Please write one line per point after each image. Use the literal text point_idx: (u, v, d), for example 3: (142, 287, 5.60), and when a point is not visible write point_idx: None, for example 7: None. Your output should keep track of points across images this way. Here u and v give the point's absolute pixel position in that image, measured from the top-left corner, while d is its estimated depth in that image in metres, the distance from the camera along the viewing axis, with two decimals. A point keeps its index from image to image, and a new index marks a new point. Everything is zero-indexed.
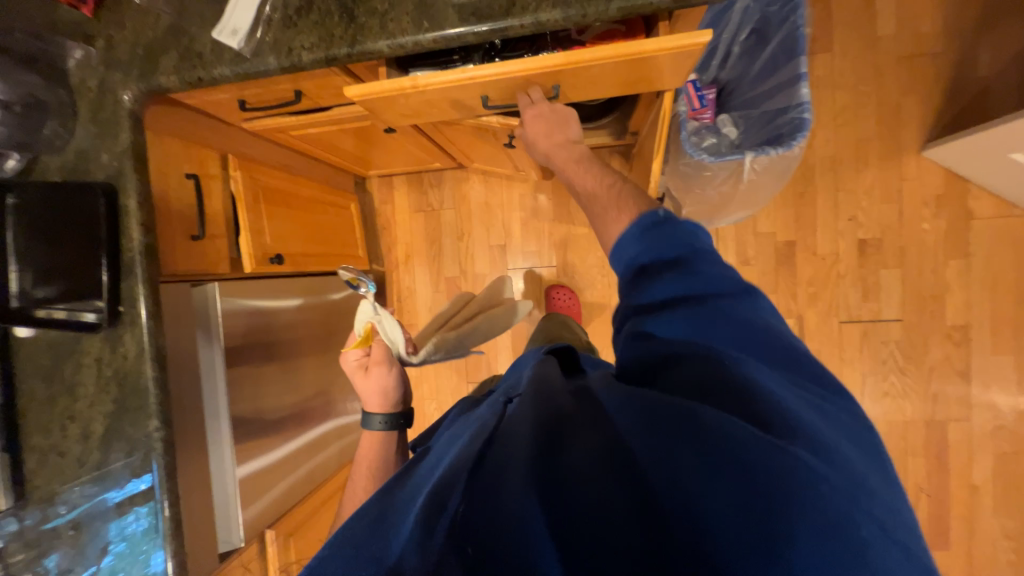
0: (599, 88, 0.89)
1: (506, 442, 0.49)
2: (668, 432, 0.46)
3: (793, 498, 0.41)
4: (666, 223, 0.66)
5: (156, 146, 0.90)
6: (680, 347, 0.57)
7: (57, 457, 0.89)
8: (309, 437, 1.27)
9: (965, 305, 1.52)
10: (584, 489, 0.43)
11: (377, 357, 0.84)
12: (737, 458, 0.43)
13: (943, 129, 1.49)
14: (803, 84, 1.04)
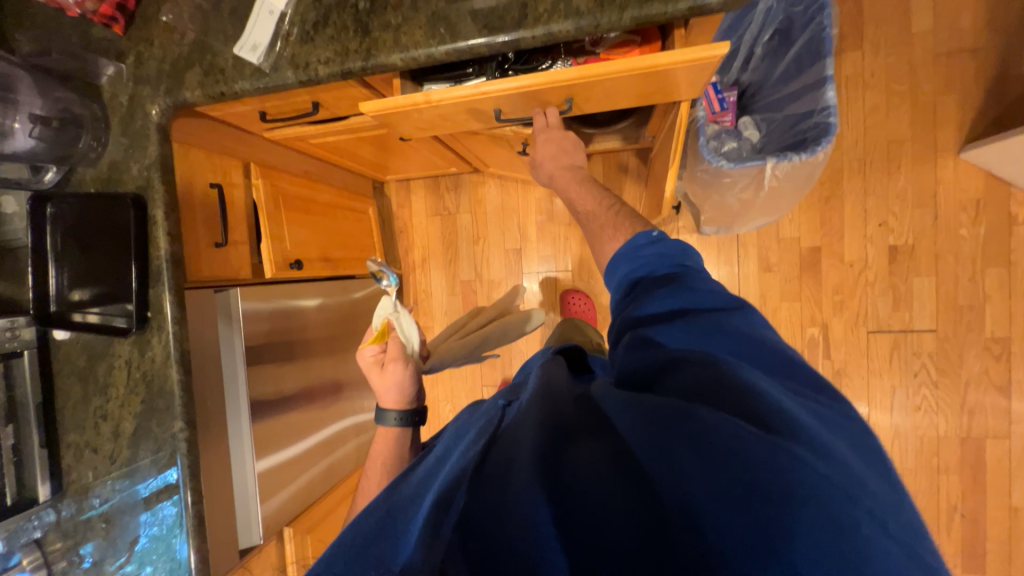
0: (613, 101, 0.88)
1: (509, 442, 0.51)
2: (665, 430, 0.46)
3: (791, 494, 0.39)
4: (664, 240, 0.72)
5: (182, 157, 0.93)
6: (681, 352, 0.57)
7: (91, 454, 0.94)
8: (327, 434, 1.30)
9: (1006, 316, 1.44)
10: (581, 487, 0.44)
11: (394, 353, 0.85)
12: (731, 454, 0.42)
13: (983, 130, 1.41)
14: (829, 87, 1.00)
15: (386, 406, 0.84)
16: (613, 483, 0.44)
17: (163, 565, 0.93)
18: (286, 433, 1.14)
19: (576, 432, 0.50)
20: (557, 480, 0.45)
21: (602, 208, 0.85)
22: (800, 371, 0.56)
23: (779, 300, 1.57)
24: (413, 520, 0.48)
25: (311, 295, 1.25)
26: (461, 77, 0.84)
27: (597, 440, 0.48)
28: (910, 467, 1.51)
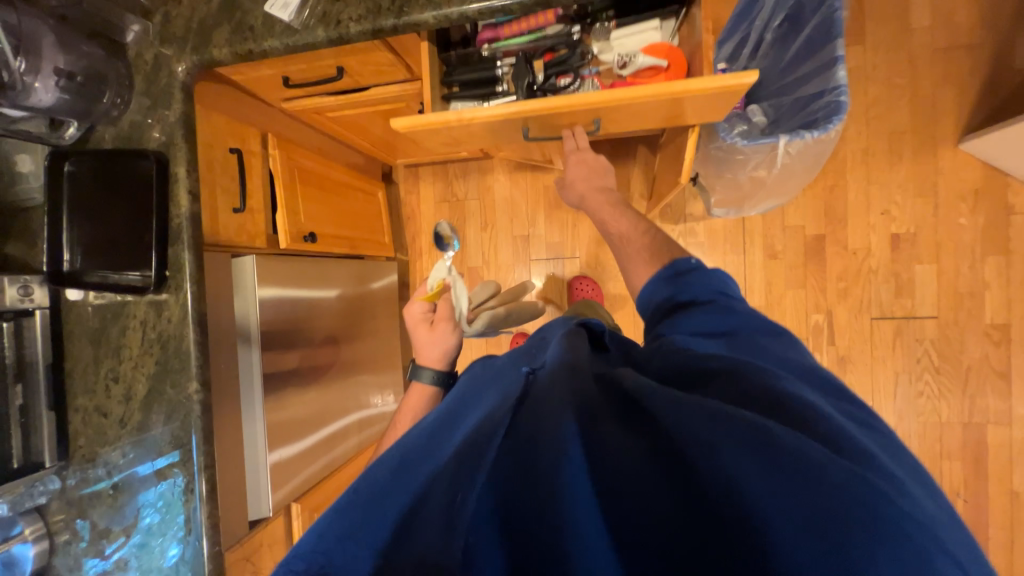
0: (635, 116, 0.94)
1: (535, 422, 0.47)
2: (724, 431, 0.42)
3: (870, 522, 0.36)
4: (694, 273, 0.73)
5: (204, 119, 0.93)
6: (724, 361, 0.56)
7: (99, 419, 0.92)
8: (333, 428, 1.28)
9: (1005, 303, 1.47)
10: (624, 485, 0.42)
11: (442, 314, 1.00)
12: (804, 471, 0.39)
13: (981, 122, 1.45)
14: (840, 67, 1.02)
15: (423, 365, 0.96)
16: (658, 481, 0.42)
17: (172, 532, 0.90)
18: (297, 410, 1.13)
19: (614, 420, 0.48)
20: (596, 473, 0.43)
21: (624, 225, 0.88)
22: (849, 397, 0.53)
23: (784, 287, 1.59)
24: (424, 499, 0.47)
25: (323, 277, 1.24)
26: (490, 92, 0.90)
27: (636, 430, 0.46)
28: (914, 453, 1.53)
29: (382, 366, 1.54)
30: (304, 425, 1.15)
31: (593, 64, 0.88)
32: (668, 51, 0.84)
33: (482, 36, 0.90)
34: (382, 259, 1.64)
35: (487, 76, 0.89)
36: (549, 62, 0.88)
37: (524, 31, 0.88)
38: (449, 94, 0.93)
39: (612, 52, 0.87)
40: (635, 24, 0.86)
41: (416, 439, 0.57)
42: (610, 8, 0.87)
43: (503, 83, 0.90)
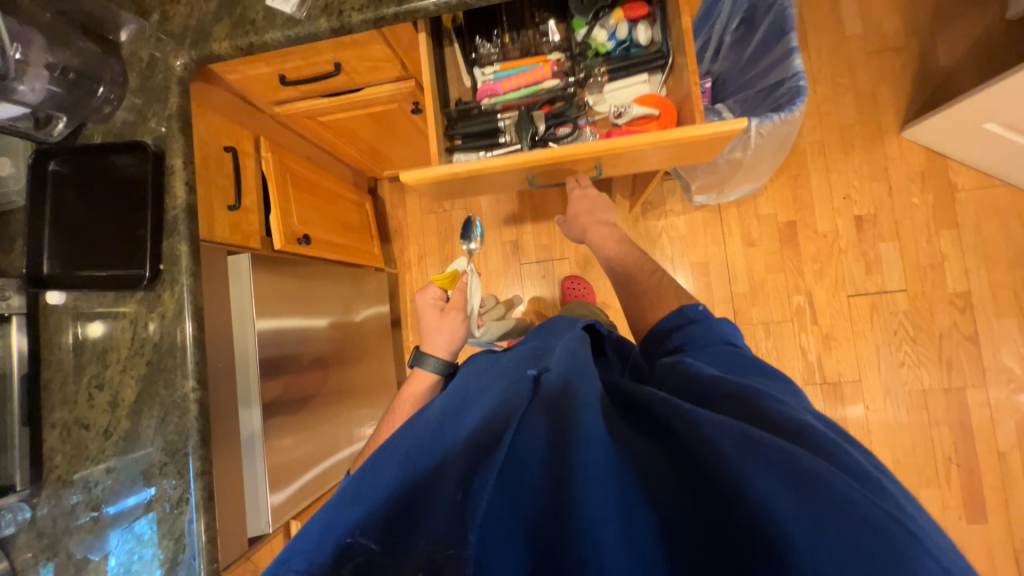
0: (630, 162, 1.01)
1: (555, 445, 0.59)
2: (748, 455, 0.49)
3: (885, 546, 0.42)
4: (695, 323, 0.81)
5: (199, 116, 0.93)
6: (735, 386, 0.63)
7: (79, 434, 0.84)
8: (322, 468, 1.21)
9: (963, 273, 1.59)
10: (640, 504, 0.53)
11: (454, 303, 1.00)
12: (824, 495, 0.45)
13: (917, 112, 1.62)
14: (796, 56, 1.13)
15: (427, 351, 0.97)
16: (677, 497, 0.53)
17: (162, 554, 0.81)
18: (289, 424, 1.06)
19: (629, 447, 0.58)
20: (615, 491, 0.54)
21: (631, 264, 1.02)
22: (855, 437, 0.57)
23: (765, 272, 1.67)
24: (436, 500, 0.59)
25: (314, 279, 1.22)
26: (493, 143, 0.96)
27: (651, 455, 0.57)
28: (905, 423, 1.58)
29: (374, 382, 1.50)
30: (297, 436, 1.09)
31: (588, 113, 0.96)
32: (659, 100, 0.92)
33: (481, 91, 0.97)
34: (373, 270, 1.63)
35: (489, 126, 0.96)
36: (547, 112, 0.95)
37: (521, 86, 0.96)
38: (451, 146, 0.97)
39: (606, 103, 0.96)
40: (625, 77, 0.95)
41: (427, 432, 0.70)
42: (601, 61, 0.95)
43: (504, 134, 0.96)
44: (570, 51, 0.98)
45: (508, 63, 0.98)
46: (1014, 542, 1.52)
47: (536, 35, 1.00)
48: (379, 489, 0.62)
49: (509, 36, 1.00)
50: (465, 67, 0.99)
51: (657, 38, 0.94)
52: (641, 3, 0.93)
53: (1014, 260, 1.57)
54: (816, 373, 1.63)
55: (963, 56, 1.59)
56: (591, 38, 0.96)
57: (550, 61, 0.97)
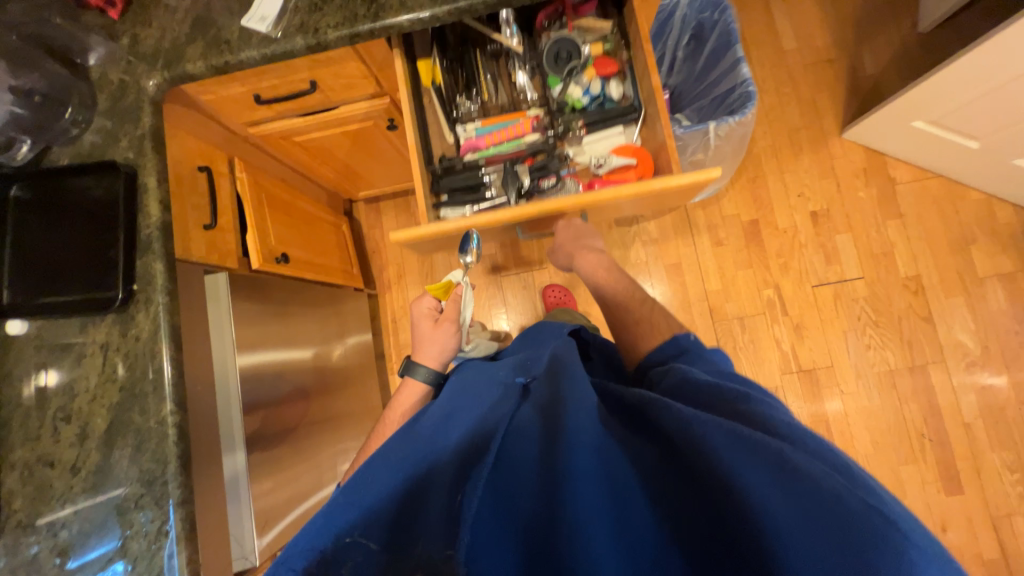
0: (614, 208, 1.03)
1: (547, 448, 0.61)
2: (740, 452, 0.51)
3: (873, 537, 0.45)
4: (689, 345, 0.83)
5: (173, 137, 0.93)
6: (728, 390, 0.65)
7: (43, 474, 0.78)
8: (308, 502, 1.17)
9: (912, 258, 1.71)
10: (634, 505, 0.56)
11: (448, 314, 0.98)
12: (809, 490, 0.48)
13: (854, 115, 1.77)
14: (743, 65, 1.23)
15: (418, 361, 0.98)
16: (670, 497, 0.55)
17: None
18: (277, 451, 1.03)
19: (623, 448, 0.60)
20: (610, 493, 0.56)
21: (614, 289, 1.07)
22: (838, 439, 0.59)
23: (734, 269, 1.75)
24: (429, 504, 0.61)
25: (293, 299, 1.20)
26: (479, 193, 0.96)
27: (644, 456, 0.60)
28: (878, 403, 1.66)
29: (357, 410, 1.46)
30: (283, 459, 1.05)
31: (570, 164, 0.98)
32: (635, 150, 0.95)
33: (465, 147, 0.98)
34: (352, 290, 1.61)
35: (475, 180, 0.96)
36: (530, 165, 0.96)
37: (504, 140, 0.97)
38: (438, 202, 0.98)
39: (586, 154, 0.99)
40: (603, 129, 0.98)
41: (419, 439, 0.71)
42: (578, 115, 0.98)
43: (490, 188, 0.96)
44: (548, 106, 1.00)
45: (489, 119, 0.99)
46: (990, 511, 1.59)
47: (514, 93, 1.02)
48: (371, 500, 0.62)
49: (488, 93, 1.01)
50: (446, 125, 0.99)
51: (629, 93, 0.97)
52: (610, 62, 0.97)
53: (954, 244, 1.71)
54: (791, 363, 1.70)
55: (887, 64, 1.77)
56: (567, 94, 0.97)
57: (529, 117, 0.99)
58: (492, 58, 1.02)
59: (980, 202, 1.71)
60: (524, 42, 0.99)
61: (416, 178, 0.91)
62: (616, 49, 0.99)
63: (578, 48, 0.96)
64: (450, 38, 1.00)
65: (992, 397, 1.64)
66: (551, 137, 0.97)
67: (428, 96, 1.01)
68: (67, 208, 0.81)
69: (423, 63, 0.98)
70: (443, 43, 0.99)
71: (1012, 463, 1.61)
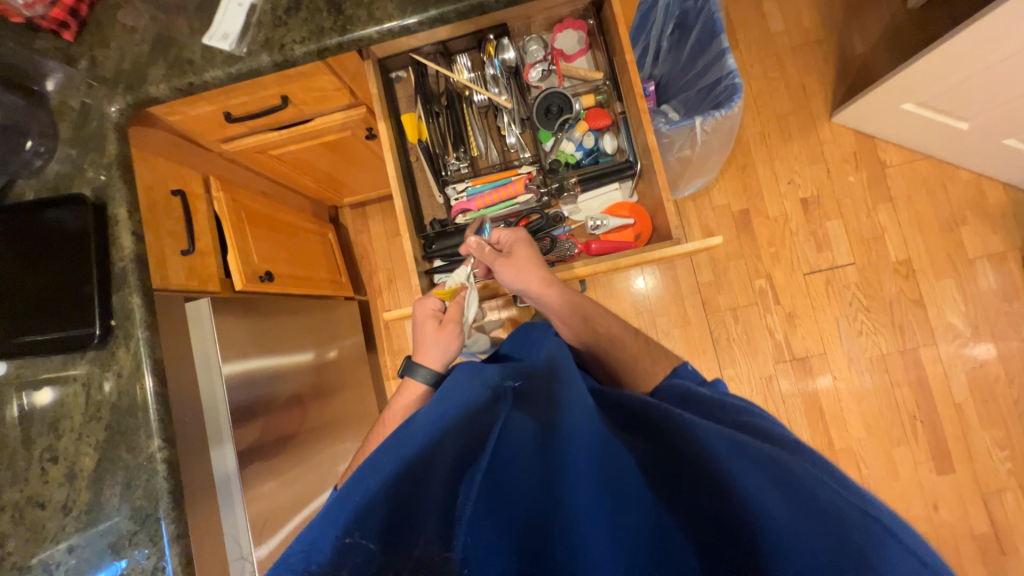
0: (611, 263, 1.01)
1: (547, 449, 0.61)
2: (742, 456, 0.53)
3: (868, 542, 0.46)
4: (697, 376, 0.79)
5: (141, 163, 0.89)
6: (730, 404, 0.66)
7: (35, 514, 0.77)
8: (308, 511, 1.17)
9: (902, 242, 1.71)
10: (634, 503, 0.55)
11: (453, 315, 0.86)
12: (806, 500, 0.50)
13: (843, 98, 1.74)
14: (728, 56, 1.20)
15: (418, 360, 0.85)
16: (668, 500, 0.56)
17: None
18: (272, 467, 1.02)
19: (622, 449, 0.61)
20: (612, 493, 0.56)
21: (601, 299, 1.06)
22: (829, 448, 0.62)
23: (726, 260, 1.74)
24: (427, 500, 0.61)
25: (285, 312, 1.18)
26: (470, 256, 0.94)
27: (644, 458, 0.59)
28: (870, 388, 1.68)
29: (352, 416, 1.46)
30: (281, 480, 1.05)
31: (565, 223, 0.93)
32: (631, 209, 0.92)
33: (455, 209, 0.93)
34: (343, 300, 1.59)
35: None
36: (526, 228, 0.92)
37: (495, 202, 0.92)
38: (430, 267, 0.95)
39: (582, 213, 0.95)
40: (597, 187, 0.93)
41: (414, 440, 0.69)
42: (572, 171, 0.92)
43: None
44: (541, 162, 0.92)
45: (481, 178, 0.93)
46: (980, 487, 1.62)
47: (505, 146, 0.95)
48: (369, 499, 0.60)
49: (477, 148, 0.95)
50: (435, 185, 0.94)
51: (624, 147, 0.91)
52: (603, 113, 0.91)
53: (943, 225, 1.71)
54: (784, 351, 1.70)
55: (876, 43, 1.73)
56: (559, 149, 0.92)
57: (522, 175, 0.92)
58: (480, 112, 0.96)
59: (970, 182, 1.70)
60: (512, 94, 0.93)
61: (406, 243, 0.89)
62: (609, 100, 0.92)
63: (569, 101, 0.90)
64: (433, 96, 0.95)
65: (982, 377, 1.66)
66: (546, 197, 0.92)
67: (416, 154, 0.96)
68: (34, 243, 0.78)
69: (409, 120, 0.94)
70: (427, 99, 0.95)
71: (1002, 440, 1.64)
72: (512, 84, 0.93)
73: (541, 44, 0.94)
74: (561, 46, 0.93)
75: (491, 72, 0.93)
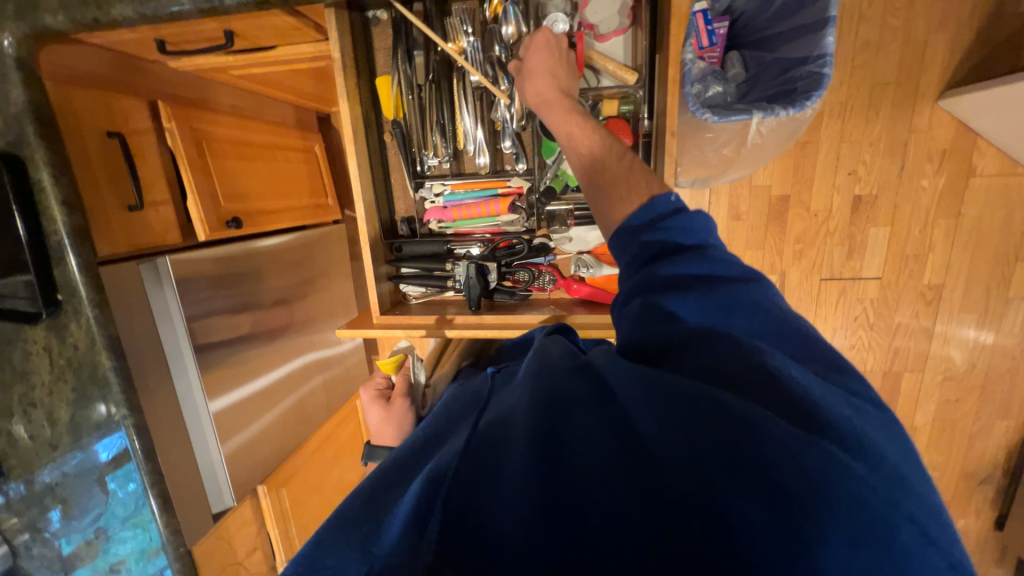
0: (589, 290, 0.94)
1: (500, 426, 0.48)
2: (680, 405, 0.42)
3: (821, 484, 0.35)
4: (668, 219, 0.56)
5: (62, 101, 0.75)
6: (699, 329, 0.49)
7: (25, 442, 0.86)
8: (285, 375, 1.27)
9: (945, 265, 1.53)
10: (585, 471, 0.42)
11: (398, 390, 0.94)
12: (767, 453, 0.37)
13: (966, 74, 1.35)
14: (829, 31, 0.92)
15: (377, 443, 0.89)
16: (626, 471, 0.41)
17: (147, 528, 0.94)
18: (246, 389, 1.12)
19: (570, 409, 0.47)
20: (562, 465, 0.43)
21: None
22: (818, 353, 0.47)
23: (743, 247, 1.58)
24: (396, 507, 0.47)
25: (254, 261, 1.15)
26: (440, 273, 0.85)
27: (596, 421, 0.45)
28: None
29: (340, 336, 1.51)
30: (257, 409, 1.17)
31: (550, 254, 0.84)
32: None
33: (429, 213, 0.83)
34: (329, 225, 1.51)
35: (440, 251, 0.84)
36: (505, 253, 0.83)
37: (476, 217, 0.81)
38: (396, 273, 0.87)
39: (572, 243, 0.84)
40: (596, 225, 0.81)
41: (395, 463, 0.55)
42: (570, 197, 0.80)
43: (455, 279, 0.84)
44: (534, 179, 0.80)
45: (464, 184, 0.81)
46: None
47: (497, 147, 0.80)
48: (344, 522, 0.47)
49: (463, 143, 0.80)
50: (409, 181, 0.82)
51: None
52: (624, 130, 0.75)
53: (1001, 256, 1.50)
54: None
55: None
56: (561, 168, 0.78)
57: (510, 190, 0.80)
58: (474, 93, 0.77)
59: None
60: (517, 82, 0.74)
61: (367, 254, 0.81)
62: (636, 113, 0.76)
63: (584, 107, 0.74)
64: (419, 57, 0.75)
65: (952, 410, 1.67)
66: (533, 217, 0.81)
67: (390, 131, 0.82)
68: None
69: (384, 85, 0.77)
70: (410, 63, 0.75)
71: (936, 464, 1.74)
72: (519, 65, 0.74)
73: (566, 8, 0.71)
74: (592, 18, 0.73)
75: (495, 47, 0.74)
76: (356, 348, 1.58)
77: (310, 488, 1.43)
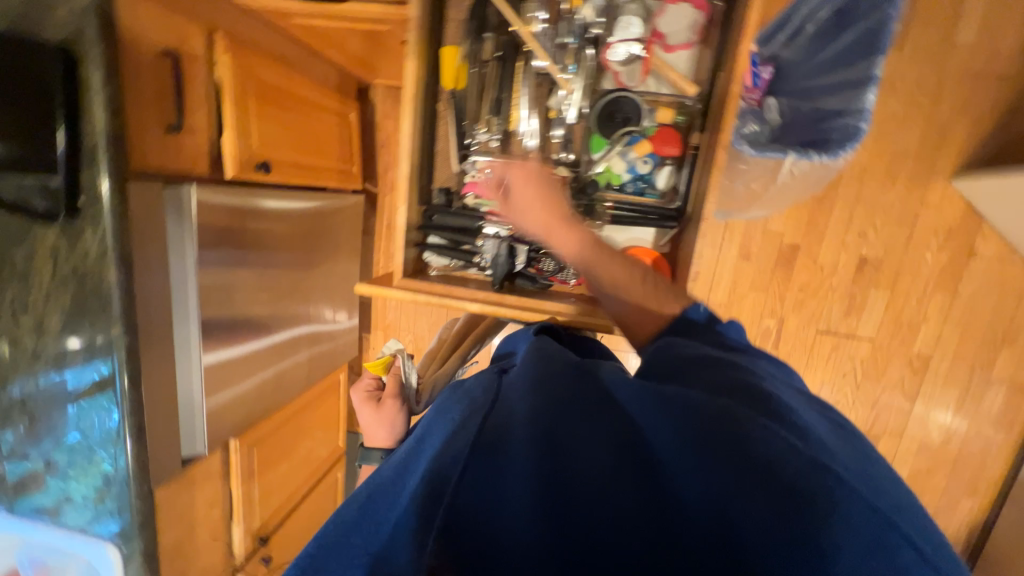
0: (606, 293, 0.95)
1: (510, 421, 0.49)
2: (688, 417, 0.45)
3: (822, 494, 0.39)
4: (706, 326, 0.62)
5: (131, 9, 0.75)
6: (711, 362, 0.54)
7: (11, 345, 0.85)
8: (279, 340, 1.25)
9: (935, 337, 1.58)
10: (599, 475, 0.44)
11: (390, 389, 0.91)
12: (768, 466, 0.41)
13: (980, 160, 1.43)
14: (871, 89, 0.96)
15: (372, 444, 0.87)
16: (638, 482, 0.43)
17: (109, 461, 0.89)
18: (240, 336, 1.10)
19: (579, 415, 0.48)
20: (574, 466, 0.44)
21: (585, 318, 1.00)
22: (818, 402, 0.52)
23: (747, 288, 1.61)
24: (397, 499, 0.46)
25: (273, 209, 1.14)
26: (467, 248, 0.86)
27: (603, 426, 0.47)
28: None
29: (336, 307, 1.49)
30: (245, 360, 1.14)
31: None
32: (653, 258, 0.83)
33: (468, 186, 0.83)
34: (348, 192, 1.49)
35: (470, 227, 0.85)
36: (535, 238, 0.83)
37: None
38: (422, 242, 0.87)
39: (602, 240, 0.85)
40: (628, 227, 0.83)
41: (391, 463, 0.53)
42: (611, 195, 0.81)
43: (481, 255, 0.84)
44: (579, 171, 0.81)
45: None
46: None
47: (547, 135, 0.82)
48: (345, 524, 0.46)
49: (515, 124, 0.80)
50: (455, 152, 0.83)
51: (678, 188, 0.80)
52: (673, 139, 0.77)
53: (989, 338, 1.56)
54: None
55: None
56: (608, 165, 0.80)
57: None
58: (536, 78, 0.79)
59: None
60: (581, 74, 0.77)
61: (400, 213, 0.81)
62: (688, 126, 0.80)
63: (638, 112, 0.77)
64: (491, 35, 0.77)
65: (921, 480, 1.70)
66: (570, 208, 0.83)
67: (445, 99, 0.83)
68: None
69: (449, 53, 0.77)
70: (479, 38, 0.77)
71: None
72: (586, 59, 0.76)
73: (642, 14, 0.75)
74: (662, 27, 0.76)
75: (567, 35, 0.75)
76: (350, 328, 1.58)
77: (279, 453, 1.39)
